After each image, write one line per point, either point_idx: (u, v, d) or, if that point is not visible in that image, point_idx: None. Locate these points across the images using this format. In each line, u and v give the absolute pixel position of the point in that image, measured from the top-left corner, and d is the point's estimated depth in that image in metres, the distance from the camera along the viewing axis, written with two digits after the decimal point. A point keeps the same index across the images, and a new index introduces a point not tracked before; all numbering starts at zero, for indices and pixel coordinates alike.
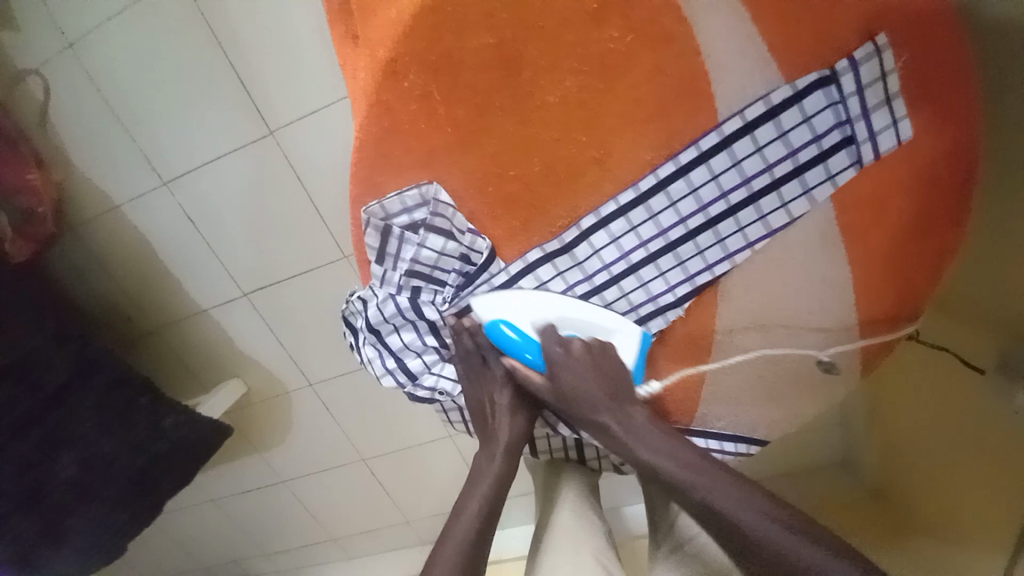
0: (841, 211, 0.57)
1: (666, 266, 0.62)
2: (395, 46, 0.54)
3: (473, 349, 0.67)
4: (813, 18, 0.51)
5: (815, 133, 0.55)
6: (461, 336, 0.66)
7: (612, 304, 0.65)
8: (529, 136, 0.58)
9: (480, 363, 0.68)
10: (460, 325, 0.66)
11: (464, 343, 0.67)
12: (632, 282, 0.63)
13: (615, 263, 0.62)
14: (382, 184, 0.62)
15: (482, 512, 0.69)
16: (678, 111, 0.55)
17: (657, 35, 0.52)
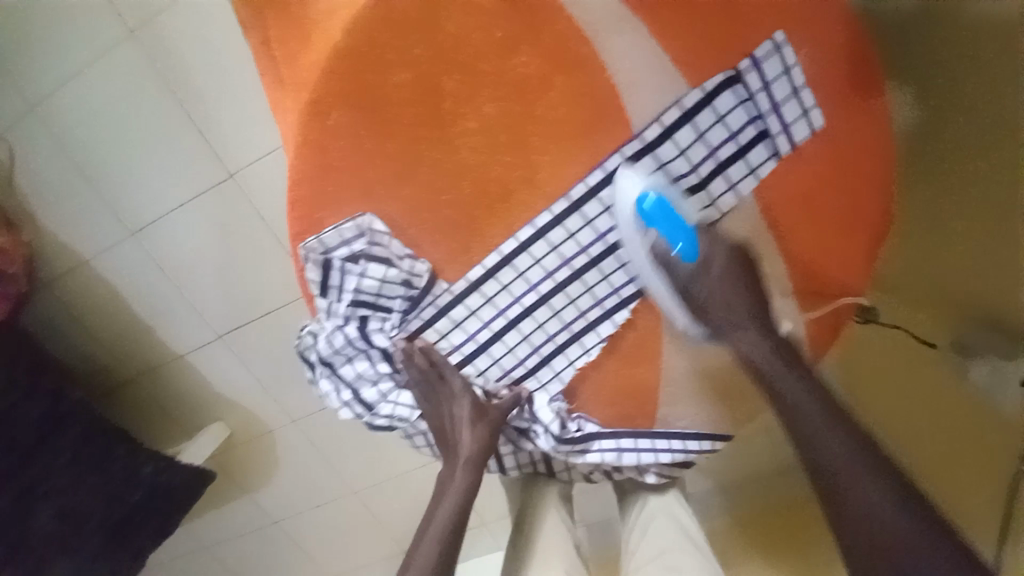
0: (768, 208, 0.59)
1: (608, 270, 0.63)
2: (315, 87, 0.54)
3: (429, 369, 0.67)
4: (719, 24, 0.52)
5: (730, 131, 0.56)
6: (413, 357, 0.66)
7: (562, 312, 0.66)
8: (457, 163, 0.58)
9: (437, 380, 0.67)
10: (412, 348, 0.66)
11: (417, 365, 0.66)
12: (577, 289, 0.65)
13: (558, 270, 0.63)
14: (320, 220, 0.60)
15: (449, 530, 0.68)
16: (595, 124, 0.56)
17: (568, 57, 0.53)
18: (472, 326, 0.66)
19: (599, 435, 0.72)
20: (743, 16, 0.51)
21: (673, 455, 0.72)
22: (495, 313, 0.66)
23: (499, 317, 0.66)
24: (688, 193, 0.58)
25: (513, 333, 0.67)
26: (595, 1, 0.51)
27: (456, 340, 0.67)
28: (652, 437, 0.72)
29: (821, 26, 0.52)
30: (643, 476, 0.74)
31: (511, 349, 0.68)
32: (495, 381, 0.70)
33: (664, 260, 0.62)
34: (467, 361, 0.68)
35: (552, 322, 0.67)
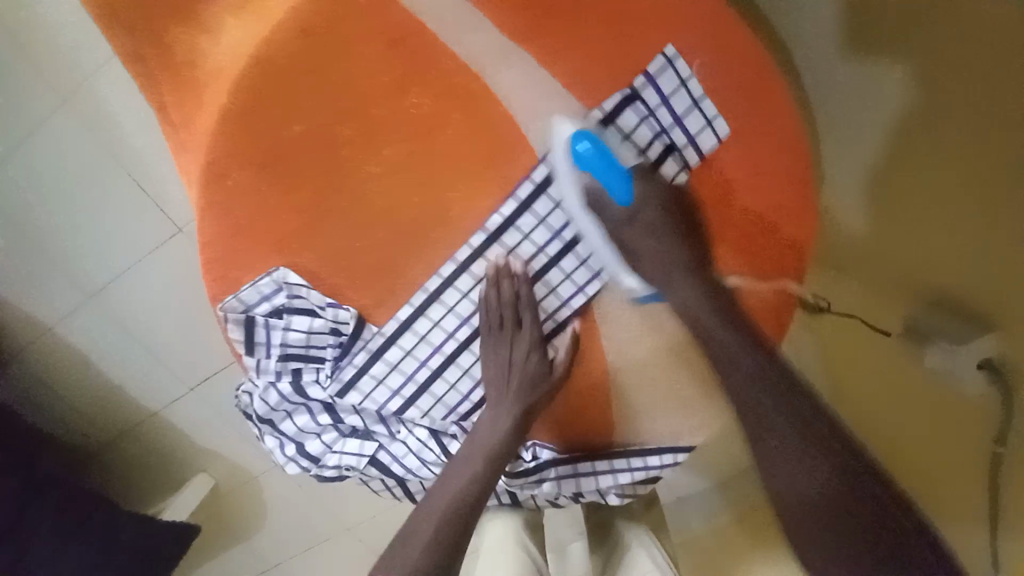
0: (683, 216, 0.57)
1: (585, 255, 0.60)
2: (210, 150, 0.53)
3: (512, 299, 0.61)
4: (610, 41, 0.50)
5: (638, 146, 0.55)
6: (500, 280, 0.60)
7: (558, 292, 0.63)
8: (365, 209, 0.57)
9: (510, 319, 0.62)
10: (496, 270, 0.60)
11: (504, 289, 0.60)
12: (572, 263, 0.61)
13: (549, 244, 0.59)
14: (238, 278, 0.59)
15: (458, 518, 0.59)
16: (499, 156, 0.55)
17: (460, 93, 0.52)
18: (409, 367, 0.64)
19: (556, 463, 0.70)
20: (631, 34, 0.50)
21: (634, 475, 0.69)
22: (512, 279, 0.60)
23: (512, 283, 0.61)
24: (632, 150, 0.55)
25: (453, 368, 0.65)
26: (477, 38, 0.51)
27: (450, 325, 0.64)
28: (610, 458, 0.70)
29: (713, 33, 0.51)
30: (606, 499, 0.71)
31: (506, 328, 0.63)
32: (441, 420, 0.68)
33: (596, 204, 0.56)
34: (409, 404, 0.66)
35: (549, 298, 0.63)
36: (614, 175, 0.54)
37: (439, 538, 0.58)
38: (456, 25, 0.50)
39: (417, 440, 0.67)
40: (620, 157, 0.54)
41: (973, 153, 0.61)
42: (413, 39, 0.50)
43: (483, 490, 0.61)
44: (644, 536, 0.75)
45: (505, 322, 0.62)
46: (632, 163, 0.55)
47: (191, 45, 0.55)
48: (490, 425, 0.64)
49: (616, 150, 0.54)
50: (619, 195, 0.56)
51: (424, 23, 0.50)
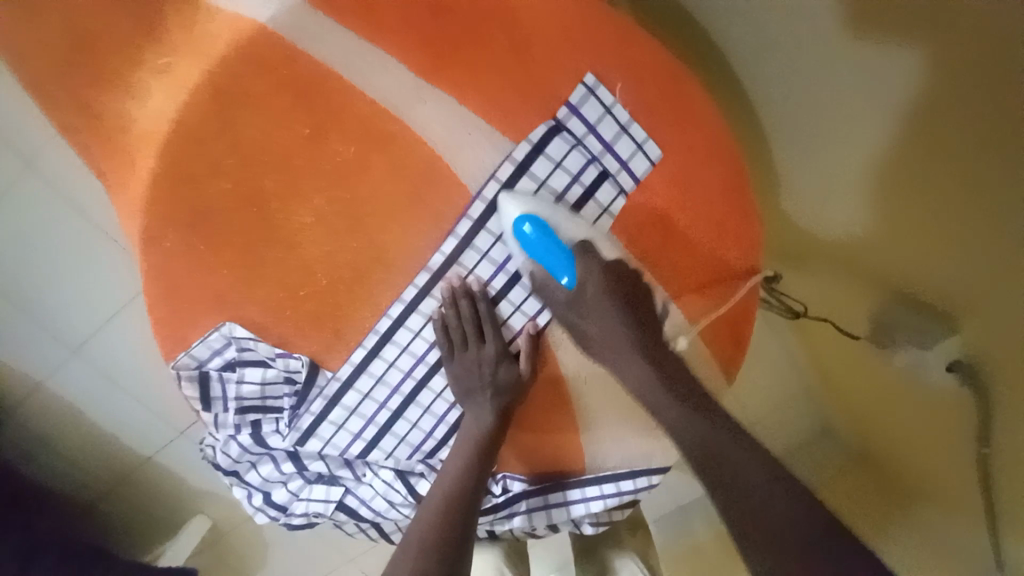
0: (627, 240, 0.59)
1: (545, 270, 0.60)
2: (143, 214, 0.54)
3: (471, 318, 0.61)
4: (522, 77, 0.51)
5: (572, 173, 0.56)
6: (458, 299, 0.60)
7: (522, 308, 0.63)
8: (303, 257, 0.57)
9: (474, 336, 0.62)
10: (455, 290, 0.59)
11: (463, 310, 0.60)
12: (534, 278, 0.61)
13: (508, 261, 0.59)
14: (186, 336, 0.60)
15: (447, 531, 0.60)
16: (428, 194, 0.55)
17: (382, 139, 0.53)
18: (368, 409, 0.64)
19: (527, 494, 0.69)
20: (541, 67, 0.51)
21: (608, 501, 0.68)
22: (470, 298, 0.60)
23: (471, 301, 0.61)
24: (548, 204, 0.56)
25: (413, 408, 0.65)
26: (389, 81, 0.51)
27: (418, 350, 0.63)
28: (582, 485, 0.68)
29: (622, 59, 0.52)
30: (581, 528, 0.71)
31: (471, 347, 0.63)
32: (406, 460, 0.67)
33: (541, 281, 0.60)
34: (372, 447, 0.65)
35: (515, 316, 0.63)
36: (555, 259, 0.57)
37: (431, 551, 0.59)
38: (369, 75, 0.51)
39: (383, 482, 0.67)
40: (559, 237, 0.57)
41: (936, 180, 0.54)
42: (327, 87, 0.51)
43: (468, 499, 0.62)
44: (629, 561, 0.75)
45: (470, 341, 0.62)
46: (571, 239, 0.57)
47: (116, 108, 0.54)
48: (467, 440, 0.64)
49: (556, 233, 0.56)
50: (561, 275, 0.59)
51: (335, 71, 0.50)
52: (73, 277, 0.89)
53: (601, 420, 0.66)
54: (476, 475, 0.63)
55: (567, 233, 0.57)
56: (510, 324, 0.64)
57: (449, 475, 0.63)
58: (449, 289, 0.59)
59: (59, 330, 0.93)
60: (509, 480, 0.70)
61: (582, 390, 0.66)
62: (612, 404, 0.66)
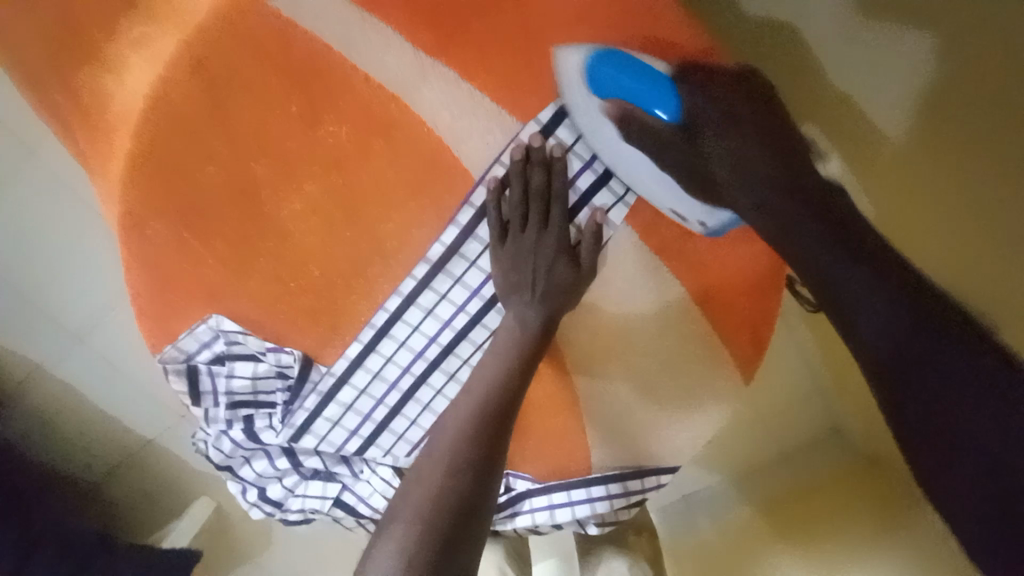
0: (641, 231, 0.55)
1: (622, 190, 0.53)
2: (123, 200, 0.50)
3: (541, 186, 0.51)
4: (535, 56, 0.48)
5: (585, 158, 0.52)
6: (533, 164, 0.50)
7: (610, 214, 0.54)
8: (294, 248, 0.53)
9: (540, 219, 0.53)
10: (537, 147, 0.50)
11: (536, 174, 0.51)
12: (624, 182, 0.53)
13: (599, 156, 0.52)
14: (174, 329, 0.57)
15: (463, 475, 0.47)
16: (428, 180, 0.51)
17: (378, 119, 0.48)
18: (364, 406, 0.60)
19: (531, 493, 0.65)
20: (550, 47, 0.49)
21: (615, 502, 0.64)
22: (547, 164, 0.51)
23: (546, 169, 0.51)
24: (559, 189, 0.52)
25: (413, 405, 0.61)
26: (390, 56, 0.47)
27: (473, 282, 0.55)
28: (587, 486, 0.64)
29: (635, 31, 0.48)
30: (586, 529, 0.67)
31: (530, 228, 0.53)
32: (406, 458, 0.63)
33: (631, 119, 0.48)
34: (370, 444, 0.63)
35: (596, 208, 0.54)
36: (644, 86, 0.47)
37: (433, 513, 0.44)
38: (363, 44, 0.46)
39: (381, 480, 0.63)
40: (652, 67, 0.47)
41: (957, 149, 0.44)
42: (314, 61, 0.46)
43: (488, 440, 0.49)
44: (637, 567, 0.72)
45: (530, 221, 0.52)
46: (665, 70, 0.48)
47: (89, 85, 0.50)
48: (503, 348, 0.54)
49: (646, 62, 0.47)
50: (655, 108, 0.48)
51: (328, 46, 0.46)
52: (59, 262, 0.86)
53: (614, 411, 0.63)
54: (513, 387, 0.52)
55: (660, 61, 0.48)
56: (576, 219, 0.54)
57: (482, 384, 0.52)
58: (522, 150, 0.50)
59: (46, 318, 0.90)
60: (517, 477, 0.65)
61: (636, 330, 0.60)
62: (656, 355, 0.61)
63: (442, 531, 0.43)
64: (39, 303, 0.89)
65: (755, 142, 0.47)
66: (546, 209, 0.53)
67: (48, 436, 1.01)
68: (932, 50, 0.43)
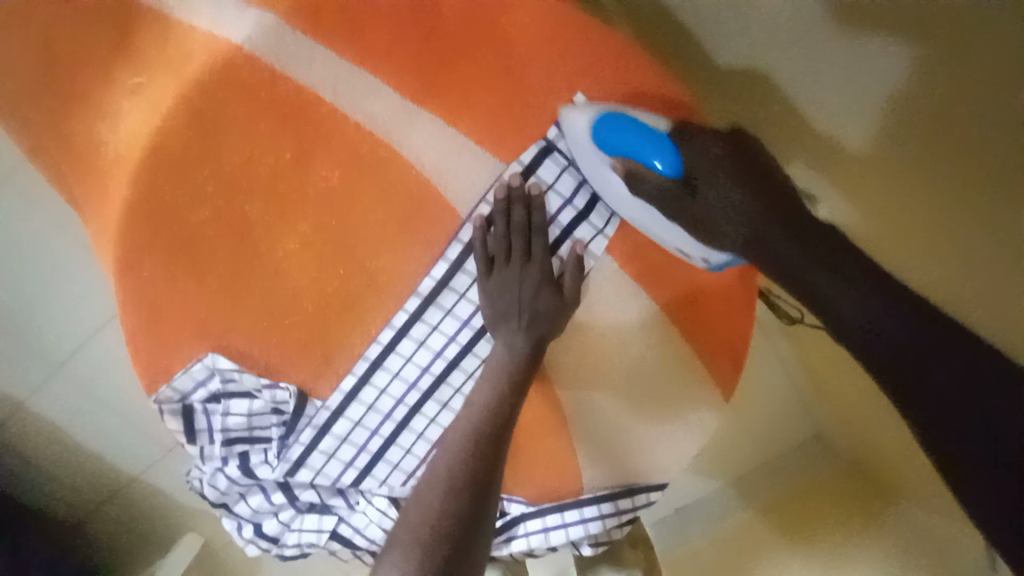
0: (622, 259, 0.58)
1: (601, 224, 0.56)
2: (120, 244, 0.52)
3: (521, 227, 0.54)
4: (514, 102, 0.52)
5: (565, 196, 0.55)
6: (512, 207, 0.53)
7: (590, 246, 0.57)
8: (288, 285, 0.55)
9: (522, 257, 0.56)
10: (514, 190, 0.53)
11: (516, 216, 0.54)
12: (602, 216, 0.56)
13: (576, 195, 0.55)
14: (168, 368, 0.58)
15: (460, 497, 0.49)
16: (416, 219, 0.54)
17: (366, 163, 0.52)
18: (359, 438, 0.61)
19: (525, 517, 0.66)
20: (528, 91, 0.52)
21: (607, 521, 0.66)
22: (526, 204, 0.54)
23: (526, 209, 0.54)
24: (542, 225, 0.55)
25: (407, 434, 0.61)
26: (378, 103, 0.50)
27: (463, 313, 0.57)
28: (579, 506, 0.65)
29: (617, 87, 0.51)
30: (580, 549, 0.69)
31: (513, 262, 0.56)
32: (401, 487, 0.63)
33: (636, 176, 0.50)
34: (364, 475, 0.63)
35: (573, 243, 0.57)
36: (644, 144, 0.48)
37: (430, 538, 0.47)
38: (352, 93, 0.49)
39: (377, 510, 0.64)
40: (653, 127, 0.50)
41: None
42: (305, 110, 0.49)
43: (483, 460, 0.52)
44: None
45: (515, 255, 0.55)
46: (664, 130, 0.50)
47: (85, 132, 0.52)
48: (497, 371, 0.56)
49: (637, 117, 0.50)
50: (650, 157, 0.48)
51: (320, 96, 0.49)
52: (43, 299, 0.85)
53: (600, 434, 0.65)
54: (507, 409, 0.54)
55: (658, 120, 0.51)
56: (558, 252, 0.57)
57: (475, 407, 0.55)
58: (504, 190, 0.53)
59: (31, 356, 0.89)
60: (512, 501, 0.66)
61: (622, 349, 0.61)
62: (646, 375, 0.63)
63: (440, 557, 0.46)
64: (23, 342, 0.88)
65: (734, 176, 0.49)
66: (528, 245, 0.56)
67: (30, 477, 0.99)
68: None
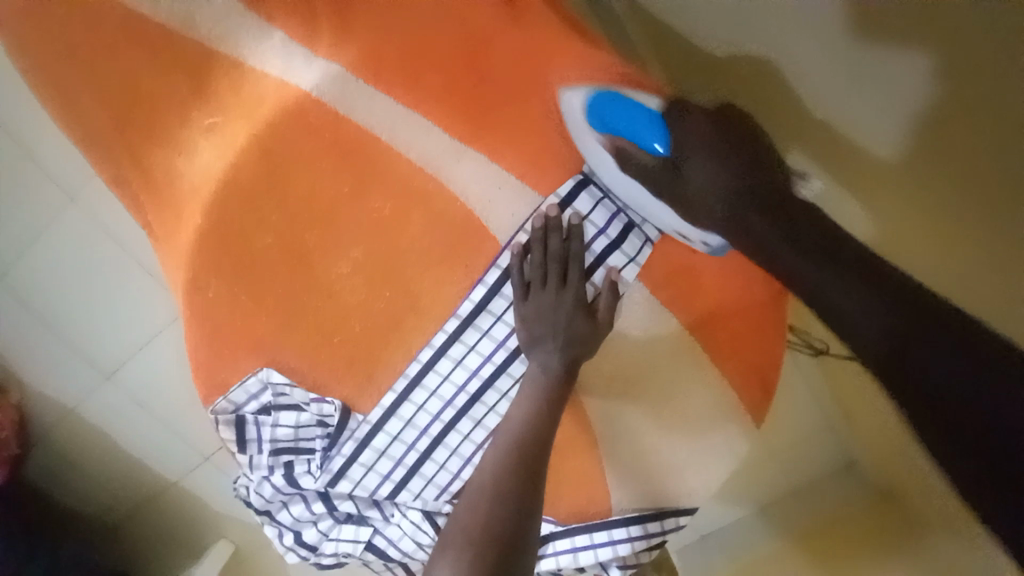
0: (652, 285, 0.61)
1: (633, 252, 0.59)
2: (190, 267, 0.57)
3: (558, 253, 0.57)
4: (552, 140, 0.56)
5: (599, 226, 0.58)
6: (550, 236, 0.56)
7: (622, 273, 0.59)
8: (338, 305, 0.60)
9: (557, 282, 0.58)
10: (552, 221, 0.56)
11: (552, 244, 0.57)
12: (634, 244, 0.59)
13: (610, 225, 0.58)
14: (225, 380, 0.62)
15: (506, 503, 0.51)
16: (458, 246, 0.58)
17: (414, 194, 0.57)
18: (396, 452, 0.64)
19: (554, 536, 0.67)
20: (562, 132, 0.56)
21: (636, 543, 0.67)
22: (562, 233, 0.57)
23: (562, 237, 0.57)
24: (577, 253, 0.58)
25: (442, 450, 0.64)
26: (428, 141, 0.56)
27: (499, 335, 0.60)
28: (608, 528, 0.66)
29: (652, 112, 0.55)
30: (607, 571, 0.69)
31: (550, 287, 0.58)
32: (434, 501, 0.66)
33: (627, 151, 0.55)
34: (400, 488, 0.66)
35: (606, 269, 0.59)
36: (638, 123, 0.54)
37: (479, 541, 0.49)
38: (407, 135, 0.55)
39: (411, 523, 0.66)
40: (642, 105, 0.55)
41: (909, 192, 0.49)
42: (366, 149, 0.55)
43: (527, 468, 0.54)
44: None
45: (551, 280, 0.58)
46: (657, 108, 0.55)
47: (164, 164, 0.58)
48: (534, 391, 0.58)
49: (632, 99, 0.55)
50: (651, 143, 0.54)
51: (377, 135, 0.55)
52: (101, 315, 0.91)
53: (630, 453, 0.66)
54: (546, 423, 0.57)
55: (652, 100, 0.55)
56: (592, 278, 0.59)
57: (514, 426, 0.56)
58: (542, 219, 0.56)
59: (83, 367, 0.94)
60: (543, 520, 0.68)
61: (648, 373, 0.64)
62: (676, 399, 0.64)
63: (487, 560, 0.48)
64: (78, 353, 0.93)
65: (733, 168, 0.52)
66: (564, 271, 0.58)
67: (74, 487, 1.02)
68: (931, 79, 0.42)
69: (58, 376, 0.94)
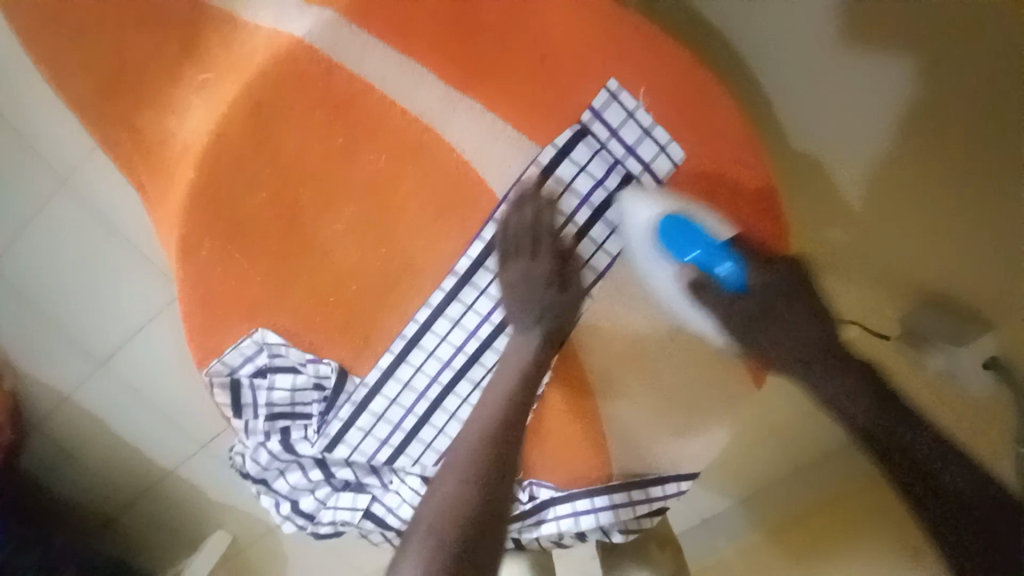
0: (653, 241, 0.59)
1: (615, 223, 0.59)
2: (183, 224, 0.56)
3: (535, 224, 0.57)
4: (550, 93, 0.57)
5: (597, 177, 0.57)
6: (525, 206, 0.57)
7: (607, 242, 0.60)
8: (333, 264, 0.60)
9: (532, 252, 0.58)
10: (526, 193, 0.57)
11: (526, 217, 0.57)
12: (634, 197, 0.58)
13: (608, 176, 0.58)
14: (219, 344, 0.61)
15: (487, 467, 0.52)
16: (453, 201, 0.59)
17: (410, 146, 0.57)
18: (394, 416, 0.63)
19: (555, 501, 0.65)
20: (556, 87, 0.57)
21: (637, 508, 0.64)
22: (540, 202, 0.57)
23: (540, 207, 0.57)
24: (573, 207, 0.58)
25: (440, 413, 0.63)
26: (421, 92, 0.56)
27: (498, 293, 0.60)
28: (610, 493, 0.64)
29: (645, 70, 0.56)
30: (610, 537, 0.66)
31: (526, 258, 0.58)
32: (433, 467, 0.65)
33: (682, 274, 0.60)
34: (399, 453, 0.65)
35: (596, 231, 0.59)
36: (695, 244, 0.58)
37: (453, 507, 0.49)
38: (401, 84, 0.56)
39: (409, 490, 0.64)
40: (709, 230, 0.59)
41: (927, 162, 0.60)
42: (357, 103, 0.55)
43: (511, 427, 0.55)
44: None
45: (527, 251, 0.58)
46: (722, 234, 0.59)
47: (158, 126, 0.57)
48: (526, 348, 0.59)
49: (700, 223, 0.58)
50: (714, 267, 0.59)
51: (370, 84, 0.55)
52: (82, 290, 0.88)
53: (631, 423, 0.64)
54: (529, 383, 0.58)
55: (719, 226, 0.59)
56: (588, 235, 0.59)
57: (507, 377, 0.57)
58: (521, 190, 0.57)
59: (75, 347, 0.91)
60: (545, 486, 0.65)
61: (646, 344, 0.63)
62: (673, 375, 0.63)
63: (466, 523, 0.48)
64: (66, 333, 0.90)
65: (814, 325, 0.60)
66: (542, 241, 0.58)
67: (65, 473, 1.00)
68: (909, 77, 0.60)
69: (49, 361, 0.92)
